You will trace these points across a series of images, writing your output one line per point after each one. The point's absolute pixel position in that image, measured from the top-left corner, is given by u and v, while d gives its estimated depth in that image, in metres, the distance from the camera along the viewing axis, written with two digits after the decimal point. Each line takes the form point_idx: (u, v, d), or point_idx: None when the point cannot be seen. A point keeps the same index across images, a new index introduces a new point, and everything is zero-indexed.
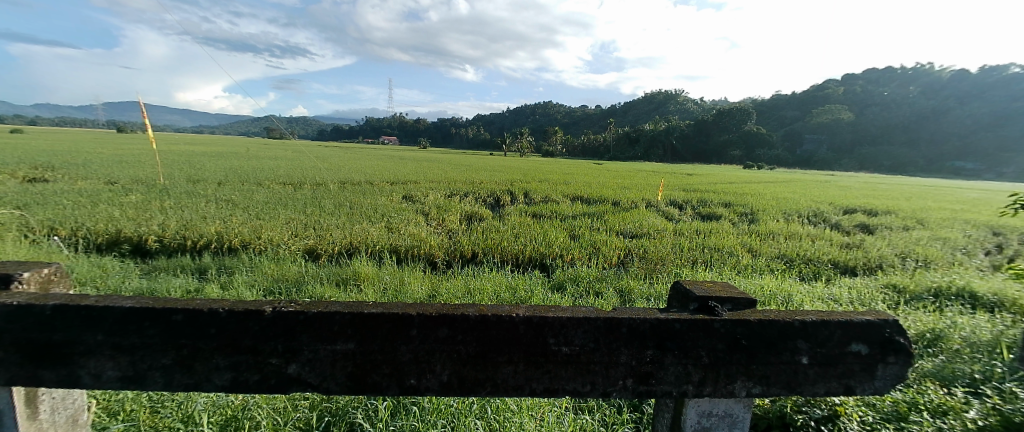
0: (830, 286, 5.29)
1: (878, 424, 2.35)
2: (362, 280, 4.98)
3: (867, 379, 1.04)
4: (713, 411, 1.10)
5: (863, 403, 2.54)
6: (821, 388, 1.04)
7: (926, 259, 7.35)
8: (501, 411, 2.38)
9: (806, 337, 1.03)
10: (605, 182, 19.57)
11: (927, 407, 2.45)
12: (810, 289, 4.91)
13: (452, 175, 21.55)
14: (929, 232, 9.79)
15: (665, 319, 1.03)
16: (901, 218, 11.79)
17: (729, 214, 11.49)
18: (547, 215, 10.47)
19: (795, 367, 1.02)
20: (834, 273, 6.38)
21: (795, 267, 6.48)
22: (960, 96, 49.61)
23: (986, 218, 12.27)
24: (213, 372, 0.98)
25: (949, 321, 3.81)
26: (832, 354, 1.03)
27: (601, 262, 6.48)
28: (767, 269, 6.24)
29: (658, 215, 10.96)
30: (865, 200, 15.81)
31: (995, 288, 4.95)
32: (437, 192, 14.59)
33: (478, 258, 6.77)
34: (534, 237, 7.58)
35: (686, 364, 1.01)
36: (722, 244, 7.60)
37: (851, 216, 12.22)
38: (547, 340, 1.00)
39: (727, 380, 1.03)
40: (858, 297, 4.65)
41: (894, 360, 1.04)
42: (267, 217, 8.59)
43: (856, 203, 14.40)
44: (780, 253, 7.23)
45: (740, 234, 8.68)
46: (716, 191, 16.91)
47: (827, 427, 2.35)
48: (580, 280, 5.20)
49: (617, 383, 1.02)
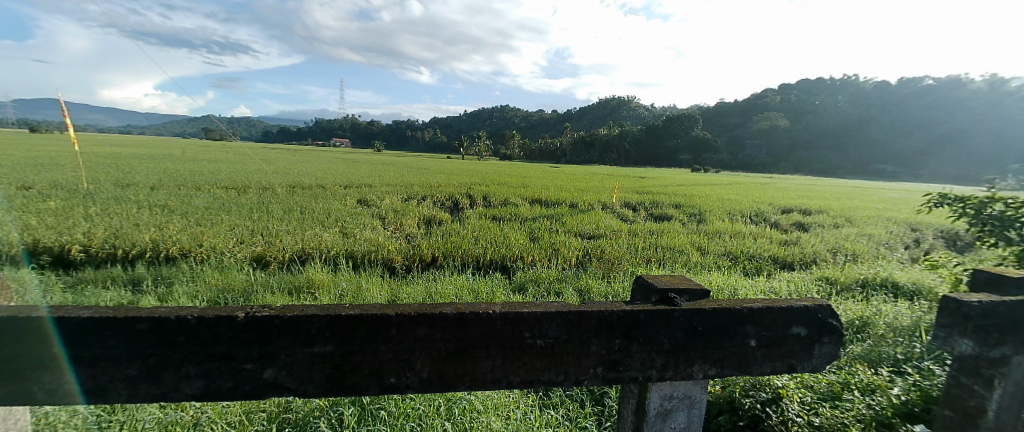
0: (771, 279, 5.67)
1: (816, 404, 2.53)
2: (316, 288, 4.78)
3: (806, 358, 1.12)
4: (674, 394, 1.13)
5: (802, 385, 2.73)
6: (768, 368, 1.11)
7: (854, 254, 8.06)
8: (466, 411, 2.36)
9: (752, 322, 1.09)
10: (561, 185, 20.01)
11: (858, 386, 2.67)
12: (754, 283, 5.25)
13: (409, 178, 21.22)
14: (855, 229, 10.78)
15: (630, 311, 1.07)
16: (832, 216, 12.86)
17: (679, 214, 12.08)
18: (505, 218, 10.52)
19: (744, 349, 1.08)
20: (774, 268, 6.86)
21: (740, 263, 6.90)
22: (883, 105, 54.88)
23: (903, 216, 13.60)
24: (184, 381, 0.89)
25: (874, 309, 4.18)
26: (775, 336, 1.10)
27: (561, 262, 6.60)
28: (714, 265, 6.62)
29: (613, 217, 11.32)
30: (799, 200, 17.13)
31: (913, 279, 5.50)
32: (393, 196, 14.30)
33: (438, 261, 6.71)
34: (493, 240, 7.61)
35: (651, 350, 1.04)
36: (673, 243, 7.95)
37: (787, 215, 13.22)
38: (522, 333, 1.00)
39: (688, 363, 1.06)
40: (796, 289, 5.02)
41: (828, 341, 1.12)
42: (209, 223, 8.06)
43: (792, 204, 15.53)
44: (726, 251, 7.65)
45: (690, 234, 9.12)
46: (667, 193, 17.76)
47: (772, 409, 2.51)
48: (540, 282, 5.24)
49: (588, 372, 1.03)
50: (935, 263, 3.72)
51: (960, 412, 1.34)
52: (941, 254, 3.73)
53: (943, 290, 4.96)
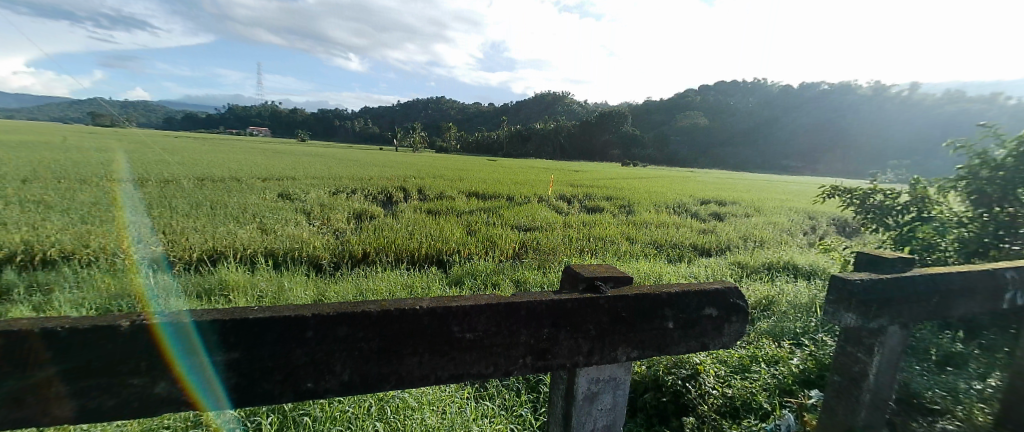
0: (691, 266, 6.18)
1: (729, 376, 2.81)
2: (231, 289, 4.41)
3: (716, 335, 1.24)
4: (600, 377, 1.19)
5: (718, 360, 3.02)
6: (685, 347, 1.21)
7: (761, 240, 9.02)
8: (401, 410, 2.33)
9: (671, 306, 1.18)
10: (500, 179, 20.18)
11: (764, 358, 3.01)
12: (677, 269, 5.70)
13: (339, 171, 20.19)
14: (762, 218, 12.06)
15: (559, 300, 1.10)
16: (742, 207, 14.30)
17: (610, 206, 12.75)
18: (442, 212, 10.41)
19: (663, 331, 1.17)
20: (694, 255, 7.49)
21: (665, 251, 7.46)
22: (788, 108, 61.88)
23: (801, 206, 15.48)
24: (53, 404, 0.76)
25: (779, 289, 4.72)
26: (691, 318, 1.20)
27: (498, 255, 6.70)
28: (642, 253, 7.09)
29: (549, 209, 11.65)
30: (715, 192, 18.87)
31: (809, 261, 6.28)
32: (320, 189, 13.49)
33: (370, 257, 6.49)
34: (429, 234, 7.51)
35: (576, 337, 1.09)
36: (605, 234, 8.38)
37: (705, 205, 14.50)
38: (450, 326, 0.99)
39: (612, 347, 1.13)
40: (713, 273, 5.53)
41: (734, 319, 1.25)
42: (97, 221, 7.07)
43: (711, 196, 17.06)
44: (652, 239, 8.22)
45: (620, 225, 9.60)
46: (600, 186, 18.65)
47: (691, 384, 2.77)
48: (477, 275, 5.28)
49: (517, 362, 1.06)
50: (827, 247, 4.28)
51: (846, 377, 1.56)
52: (833, 240, 4.29)
53: (833, 270, 5.73)
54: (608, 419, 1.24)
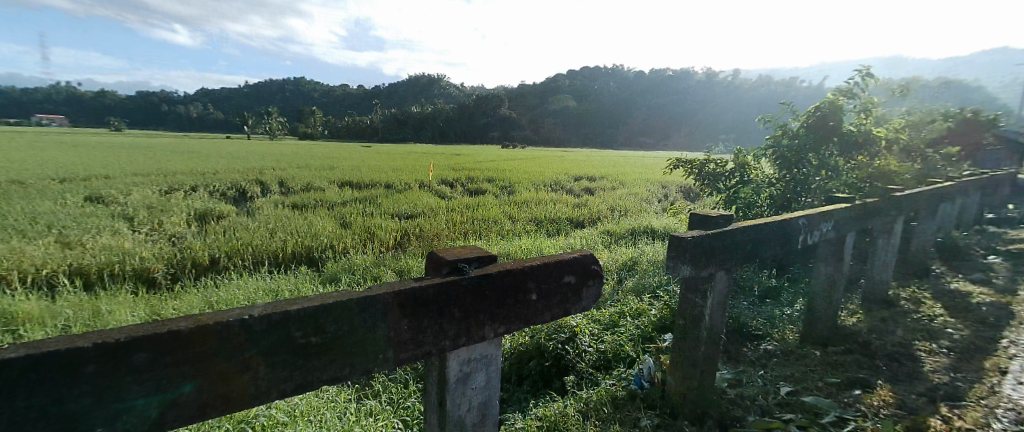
0: (569, 238, 6.69)
1: (601, 333, 3.13)
2: (20, 322, 3.54)
3: (577, 300, 1.38)
4: (471, 357, 1.20)
5: (593, 320, 3.34)
6: (547, 315, 1.31)
7: (625, 209, 10.25)
8: (271, 426, 2.16)
9: (532, 279, 1.26)
10: (380, 164, 19.08)
11: (629, 312, 3.43)
12: (556, 242, 6.19)
13: (169, 156, 16.60)
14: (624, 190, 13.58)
15: (421, 287, 1.05)
16: (611, 181, 15.89)
17: (491, 189, 13.11)
18: (310, 205, 9.63)
19: (526, 303, 1.25)
20: (569, 227, 8.26)
21: (544, 227, 8.07)
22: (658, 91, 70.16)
23: (656, 176, 17.95)
24: None
25: (641, 250, 5.42)
26: (551, 287, 1.30)
27: (377, 247, 6.57)
28: (523, 231, 7.61)
29: (431, 195, 11.52)
30: (588, 168, 20.78)
31: (664, 224, 7.33)
32: (137, 175, 10.81)
33: (222, 265, 5.75)
34: (295, 231, 6.95)
35: (442, 322, 1.09)
36: (487, 215, 8.63)
37: (578, 182, 15.84)
38: (293, 331, 0.84)
39: (479, 325, 1.16)
40: (586, 243, 6.17)
41: (591, 283, 1.41)
42: None
43: (585, 172, 18.67)
44: (533, 217, 8.74)
45: (503, 205, 9.95)
46: (483, 168, 18.84)
47: (570, 345, 3.01)
48: (355, 269, 5.11)
49: (380, 357, 0.99)
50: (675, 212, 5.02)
51: (688, 319, 1.88)
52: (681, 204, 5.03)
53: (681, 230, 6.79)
54: (484, 396, 1.26)
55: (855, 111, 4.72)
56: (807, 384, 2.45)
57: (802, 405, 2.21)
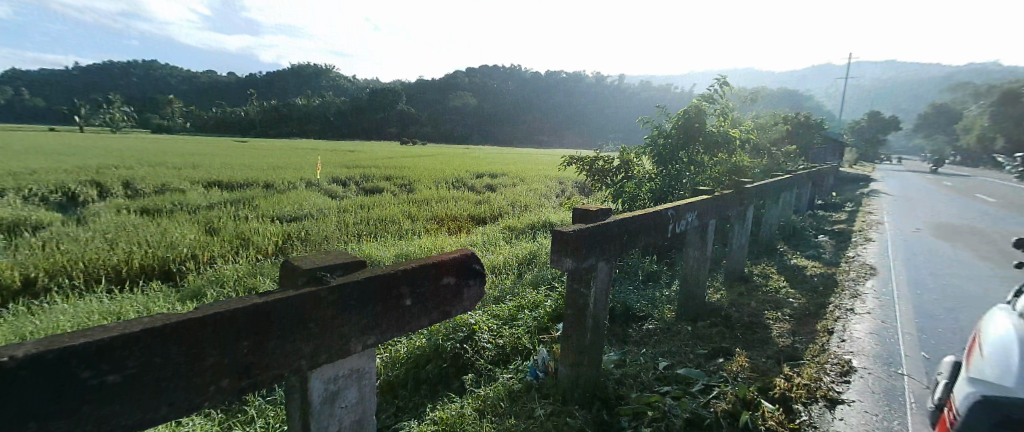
0: (471, 235, 6.65)
1: (499, 328, 3.10)
2: None
3: (457, 301, 1.38)
4: (338, 374, 1.10)
5: (493, 316, 3.31)
6: (426, 319, 1.29)
7: (523, 206, 10.44)
8: None
9: (407, 283, 1.20)
10: (256, 149, 16.21)
11: (527, 304, 3.50)
12: (457, 240, 6.19)
13: None
14: (526, 185, 13.79)
15: (268, 301, 0.90)
16: (511, 177, 15.58)
17: (390, 184, 11.48)
18: (156, 197, 7.60)
19: (401, 309, 1.20)
20: (469, 225, 8.22)
21: (445, 226, 7.93)
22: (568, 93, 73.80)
23: (555, 171, 18.27)
24: None
25: (538, 244, 5.61)
26: (429, 290, 1.27)
27: (255, 254, 5.66)
28: (422, 231, 7.40)
29: (319, 190, 10.00)
30: (492, 163, 20.34)
31: (560, 219, 7.77)
32: None
33: (35, 287, 4.34)
34: (139, 238, 5.50)
35: (298, 339, 0.96)
36: (386, 214, 8.04)
37: (480, 177, 15.13)
38: (73, 368, 0.64)
39: (345, 339, 1.07)
40: (487, 239, 6.29)
41: (472, 283, 1.42)
42: None
43: (488, 167, 18.02)
44: (433, 215, 8.42)
45: (400, 202, 9.40)
46: (380, 159, 16.90)
47: (469, 343, 2.92)
48: (227, 282, 4.49)
49: (214, 388, 0.83)
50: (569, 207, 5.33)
51: (575, 308, 1.99)
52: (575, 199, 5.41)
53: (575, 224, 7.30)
54: (357, 413, 1.16)
55: (716, 115, 5.46)
56: (682, 357, 2.71)
57: (679, 377, 2.46)
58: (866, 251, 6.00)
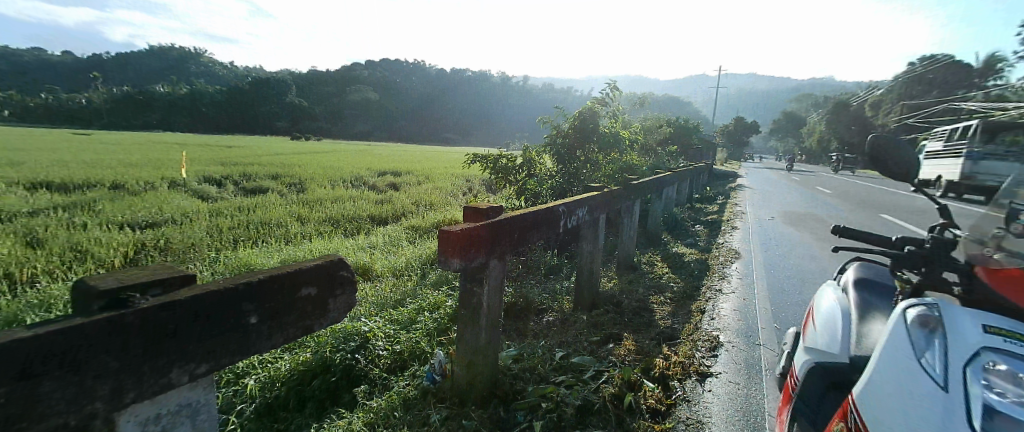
0: (368, 236, 6.03)
1: (396, 333, 2.67)
2: None
3: (321, 314, 1.14)
4: (156, 415, 0.80)
5: (389, 322, 2.86)
6: (281, 337, 1.03)
7: (431, 204, 8.83)
8: None
9: (252, 296, 0.94)
10: (95, 149, 12.88)
11: (427, 306, 3.08)
12: (354, 241, 5.50)
13: None
14: (432, 178, 12.97)
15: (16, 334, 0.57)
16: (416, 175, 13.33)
17: (277, 185, 9.53)
18: None
19: (245, 329, 0.93)
20: (370, 225, 6.92)
21: (341, 227, 6.56)
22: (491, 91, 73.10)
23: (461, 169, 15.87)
24: None
25: None
26: (284, 303, 1.02)
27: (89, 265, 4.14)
28: (313, 233, 6.02)
29: (184, 192, 8.07)
30: (395, 162, 17.50)
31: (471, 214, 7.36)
32: None
33: None
34: None
35: (80, 381, 0.64)
36: (268, 217, 6.59)
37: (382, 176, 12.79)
38: None
39: (165, 369, 0.77)
40: (391, 239, 5.67)
41: (341, 292, 1.20)
42: None
43: (388, 166, 15.34)
44: (327, 216, 7.01)
45: (286, 204, 7.73)
46: (257, 162, 13.39)
47: (362, 353, 2.44)
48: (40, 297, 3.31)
49: None
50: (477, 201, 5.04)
51: (469, 309, 1.82)
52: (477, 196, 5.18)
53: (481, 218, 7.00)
54: None
55: (607, 116, 5.82)
56: (576, 346, 2.61)
57: (571, 365, 2.34)
58: (734, 238, 6.60)
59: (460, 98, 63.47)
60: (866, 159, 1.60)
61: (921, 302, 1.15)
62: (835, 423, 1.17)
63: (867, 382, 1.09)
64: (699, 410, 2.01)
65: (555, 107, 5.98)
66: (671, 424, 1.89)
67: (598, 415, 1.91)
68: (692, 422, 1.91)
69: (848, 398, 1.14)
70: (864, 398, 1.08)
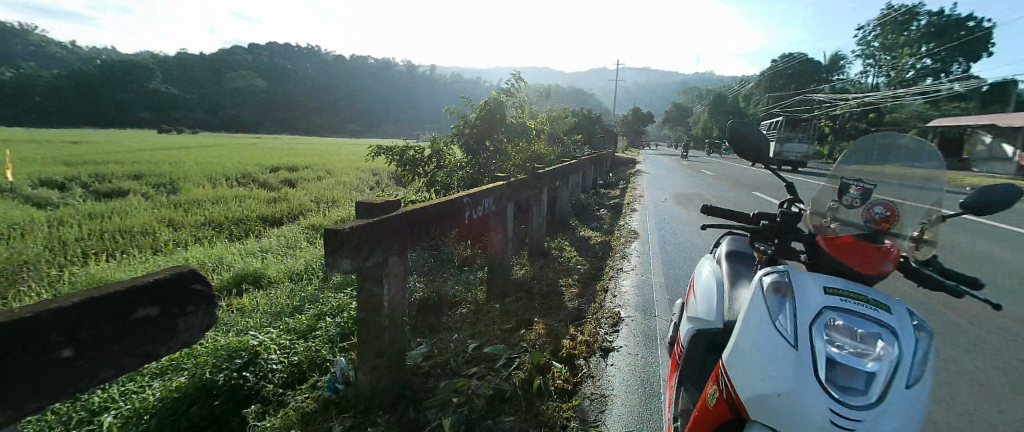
0: (260, 239, 5.50)
1: (293, 343, 2.37)
2: None
3: (167, 338, 0.87)
4: None
5: (283, 331, 2.55)
6: (113, 372, 0.77)
7: (332, 200, 8.41)
8: None
9: (65, 325, 0.66)
10: None
11: (330, 310, 2.83)
12: (242, 246, 4.98)
13: None
14: (333, 173, 12.15)
15: None
16: (314, 169, 12.46)
17: (140, 184, 8.04)
18: None
19: (57, 366, 0.66)
20: (263, 226, 6.38)
21: (225, 230, 5.90)
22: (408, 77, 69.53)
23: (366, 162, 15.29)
24: None
25: None
26: (112, 328, 0.74)
27: None
28: (192, 239, 5.33)
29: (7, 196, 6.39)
30: (291, 156, 15.88)
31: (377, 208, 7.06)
32: None
33: None
34: None
35: None
36: (128, 224, 5.56)
37: (275, 172, 11.53)
38: None
39: None
40: (285, 242, 5.23)
41: (194, 309, 0.93)
42: None
43: (282, 160, 14.06)
44: (207, 220, 6.20)
45: (154, 207, 6.59)
46: (111, 155, 11.13)
47: (251, 371, 2.10)
48: None
49: None
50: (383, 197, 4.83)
51: (367, 310, 1.71)
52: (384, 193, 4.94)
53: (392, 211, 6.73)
54: None
55: (514, 107, 6.08)
56: (488, 335, 2.68)
57: (485, 355, 2.38)
58: (633, 220, 7.39)
59: (373, 87, 60.89)
60: (729, 141, 1.69)
61: (775, 269, 1.32)
62: (710, 386, 1.31)
63: (735, 346, 1.22)
64: (602, 385, 2.23)
65: (462, 97, 5.91)
66: (576, 400, 2.06)
67: (510, 401, 1.97)
68: (596, 396, 2.12)
69: (720, 362, 1.28)
70: (732, 362, 1.21)
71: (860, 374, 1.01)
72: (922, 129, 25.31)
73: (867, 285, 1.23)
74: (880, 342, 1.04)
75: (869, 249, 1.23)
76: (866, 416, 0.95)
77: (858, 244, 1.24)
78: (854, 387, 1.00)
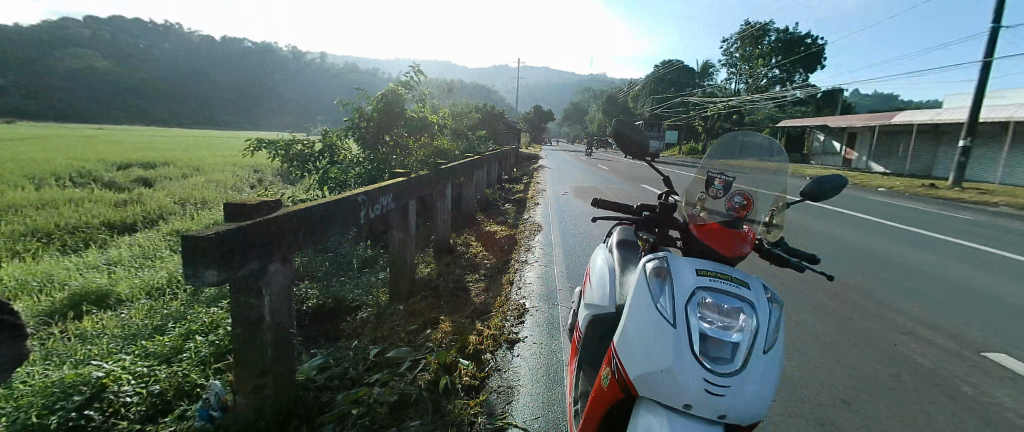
0: (105, 250, 4.64)
1: (153, 370, 2.04)
2: None
3: None
4: None
5: (135, 358, 2.17)
6: None
7: (203, 202, 7.44)
8: None
9: None
10: None
11: (199, 328, 2.55)
12: (80, 260, 4.18)
13: None
14: (204, 171, 10.67)
15: None
16: (179, 167, 10.78)
17: None
18: None
19: None
20: (110, 235, 5.38)
21: (54, 242, 4.86)
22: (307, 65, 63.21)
23: (250, 159, 13.69)
24: None
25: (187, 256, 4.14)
26: None
27: None
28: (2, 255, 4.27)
29: None
30: (150, 150, 13.52)
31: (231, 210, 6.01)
32: None
33: None
34: None
35: None
36: None
37: (125, 169, 9.72)
38: None
39: None
40: (141, 252, 4.51)
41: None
42: None
43: (137, 155, 11.86)
44: (24, 230, 5.02)
45: None
46: None
47: (97, 407, 1.72)
48: None
49: None
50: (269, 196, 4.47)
51: (245, 326, 1.51)
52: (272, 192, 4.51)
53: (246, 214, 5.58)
54: None
55: (414, 100, 6.20)
56: (392, 338, 2.64)
57: (388, 360, 2.33)
58: (536, 212, 7.81)
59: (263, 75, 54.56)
60: (614, 138, 1.82)
61: (657, 255, 1.45)
62: (605, 369, 1.43)
63: (624, 331, 1.33)
64: (507, 377, 2.30)
65: (355, 89, 6.04)
66: (482, 395, 2.09)
67: (415, 406, 1.92)
68: (502, 388, 2.18)
69: (612, 346, 1.40)
70: (623, 347, 1.32)
71: (727, 345, 1.13)
72: (774, 129, 30.68)
73: (730, 265, 1.39)
74: (741, 315, 1.17)
75: (729, 234, 1.40)
76: (731, 382, 1.07)
77: (722, 231, 1.41)
78: (722, 357, 1.12)
